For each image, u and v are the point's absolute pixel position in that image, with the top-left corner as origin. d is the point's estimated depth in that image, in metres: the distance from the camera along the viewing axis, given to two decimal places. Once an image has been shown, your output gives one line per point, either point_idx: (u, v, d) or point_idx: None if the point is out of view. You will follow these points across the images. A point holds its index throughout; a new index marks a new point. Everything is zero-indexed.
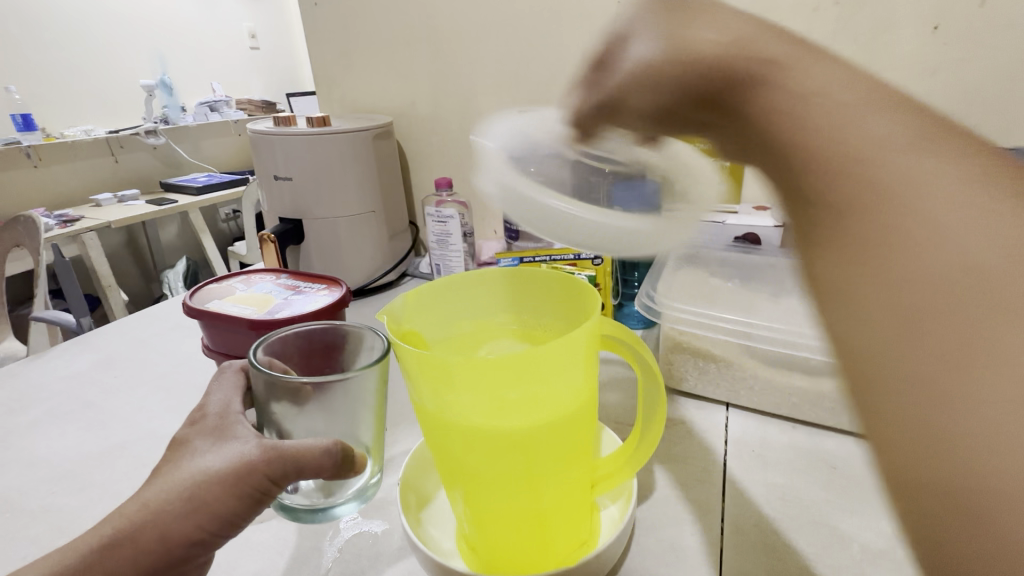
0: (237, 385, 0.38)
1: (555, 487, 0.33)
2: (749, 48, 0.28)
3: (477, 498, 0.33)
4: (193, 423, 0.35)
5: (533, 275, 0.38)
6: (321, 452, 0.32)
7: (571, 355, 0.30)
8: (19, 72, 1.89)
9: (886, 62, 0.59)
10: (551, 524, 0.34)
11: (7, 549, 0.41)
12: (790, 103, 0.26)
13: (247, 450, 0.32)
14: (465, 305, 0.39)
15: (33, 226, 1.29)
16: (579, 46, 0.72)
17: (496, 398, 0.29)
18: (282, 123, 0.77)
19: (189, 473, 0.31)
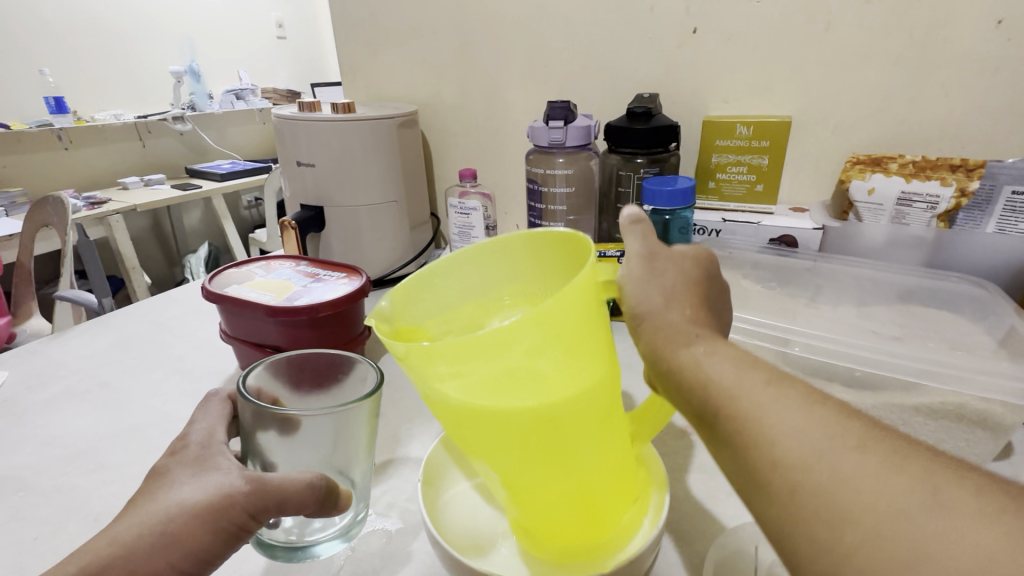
0: (222, 415, 0.37)
1: (593, 451, 0.32)
2: (661, 329, 0.29)
3: (514, 486, 0.32)
4: (172, 454, 0.34)
5: (524, 241, 0.38)
6: (304, 485, 0.31)
7: (573, 315, 0.28)
8: (53, 56, 1.92)
9: (941, 60, 0.55)
10: (596, 498, 0.33)
11: (17, 528, 0.40)
12: (696, 375, 0.26)
13: (227, 482, 0.30)
14: (462, 285, 0.39)
15: (61, 206, 1.31)
16: (611, 37, 0.69)
17: (505, 381, 0.28)
18: (307, 109, 0.76)
19: (164, 506, 0.30)
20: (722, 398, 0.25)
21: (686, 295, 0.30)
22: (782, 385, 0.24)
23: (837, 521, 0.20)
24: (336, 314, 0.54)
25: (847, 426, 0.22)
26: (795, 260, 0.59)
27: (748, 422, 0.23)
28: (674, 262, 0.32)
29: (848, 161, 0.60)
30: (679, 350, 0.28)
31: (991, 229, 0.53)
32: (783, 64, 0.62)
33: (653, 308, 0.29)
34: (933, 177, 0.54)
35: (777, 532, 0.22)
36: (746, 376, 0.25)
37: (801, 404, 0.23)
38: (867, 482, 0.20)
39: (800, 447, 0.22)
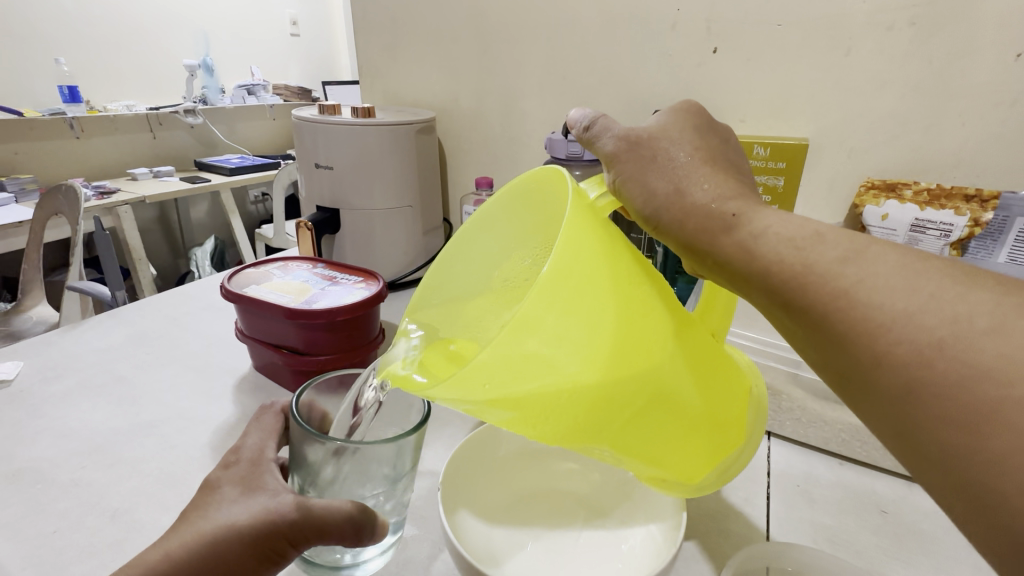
0: (273, 429, 0.39)
1: (680, 378, 0.34)
2: (698, 228, 0.32)
3: (628, 432, 0.33)
4: (225, 467, 0.36)
5: (496, 208, 0.41)
6: (343, 517, 0.31)
7: (580, 263, 0.29)
8: (68, 44, 1.93)
9: (960, 90, 0.56)
10: (696, 423, 0.35)
11: (36, 522, 0.41)
12: (772, 273, 0.29)
13: (271, 508, 0.31)
14: (465, 275, 0.43)
15: (73, 195, 1.31)
16: (631, 52, 0.70)
17: (557, 354, 0.29)
18: (328, 111, 0.76)
19: (213, 524, 0.31)
20: (804, 285, 0.28)
21: (693, 170, 0.33)
22: (866, 258, 0.27)
23: (983, 418, 0.22)
24: (353, 318, 0.54)
25: (973, 310, 0.24)
26: None
27: (855, 323, 0.26)
28: (665, 138, 0.35)
29: (863, 184, 0.61)
30: (719, 237, 0.31)
31: (1003, 258, 0.53)
32: (802, 86, 0.63)
33: (661, 196, 0.33)
34: (946, 206, 0.55)
35: (905, 427, 0.25)
36: (833, 259, 0.28)
37: (900, 283, 0.26)
38: (1011, 367, 0.22)
39: (925, 336, 0.24)
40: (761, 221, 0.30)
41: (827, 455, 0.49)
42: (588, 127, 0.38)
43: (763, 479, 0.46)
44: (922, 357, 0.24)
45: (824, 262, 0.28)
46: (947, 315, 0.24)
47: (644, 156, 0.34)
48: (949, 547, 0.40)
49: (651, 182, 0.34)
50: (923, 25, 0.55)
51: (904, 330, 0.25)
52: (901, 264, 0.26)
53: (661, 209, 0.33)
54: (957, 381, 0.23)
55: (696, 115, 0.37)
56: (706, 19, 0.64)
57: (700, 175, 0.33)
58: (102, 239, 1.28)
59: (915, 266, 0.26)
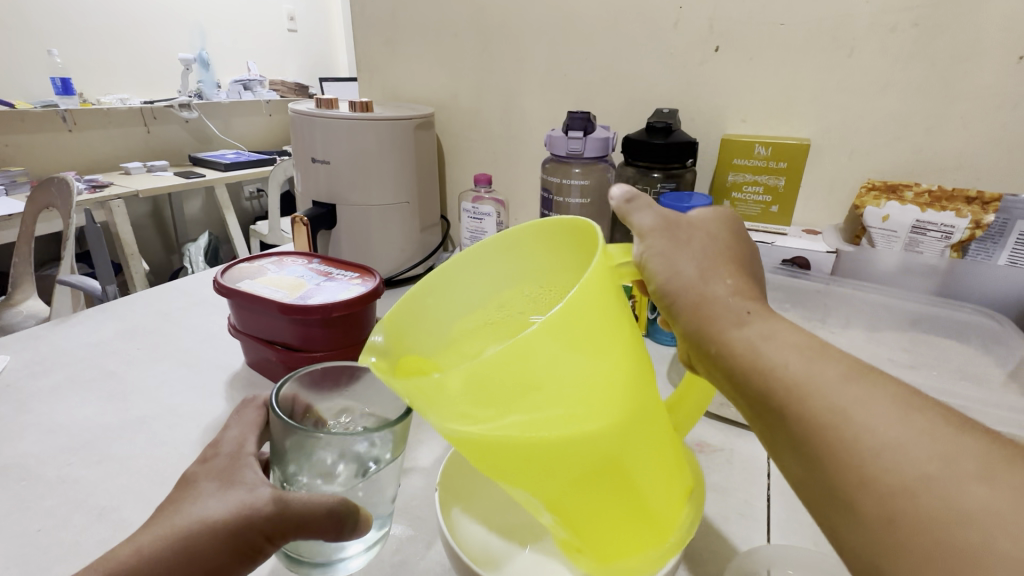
0: (255, 424, 0.38)
1: (634, 446, 0.33)
2: (713, 313, 0.31)
3: (562, 493, 0.32)
4: (205, 461, 0.35)
5: (517, 240, 0.41)
6: (321, 509, 0.30)
7: (588, 315, 0.30)
8: (61, 36, 1.90)
9: (960, 93, 0.56)
10: (632, 502, 0.33)
11: (20, 519, 0.40)
12: (769, 373, 0.28)
13: (246, 501, 0.31)
14: (460, 305, 0.41)
15: (65, 188, 1.30)
16: (633, 51, 0.70)
17: (536, 387, 0.29)
18: (325, 105, 0.75)
19: (188, 519, 0.31)
20: (794, 395, 0.26)
21: (718, 266, 0.34)
22: (865, 380, 0.26)
23: (963, 569, 0.20)
24: (349, 314, 0.53)
25: (963, 453, 0.22)
26: (806, 283, 0.59)
27: (839, 438, 0.24)
28: (700, 234, 0.36)
29: (863, 185, 0.60)
30: (730, 329, 0.30)
31: (1003, 261, 0.53)
32: (804, 87, 0.62)
33: (685, 279, 0.33)
34: (948, 208, 0.55)
35: (875, 560, 0.23)
36: (841, 373, 0.26)
37: (895, 412, 0.24)
38: (1001, 519, 0.20)
39: (912, 469, 0.22)
40: (773, 322, 0.30)
41: None
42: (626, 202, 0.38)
43: (763, 481, 0.46)
44: (906, 489, 0.22)
45: (826, 372, 0.26)
46: (937, 448, 0.23)
47: (679, 239, 0.35)
48: None
49: (680, 261, 0.34)
50: (926, 27, 0.55)
51: (888, 457, 0.23)
52: (898, 394, 0.25)
53: (684, 290, 0.33)
54: (941, 523, 0.21)
55: (733, 228, 0.38)
56: (709, 18, 0.64)
57: (727, 273, 0.34)
58: (94, 233, 1.26)
59: (911, 399, 0.25)
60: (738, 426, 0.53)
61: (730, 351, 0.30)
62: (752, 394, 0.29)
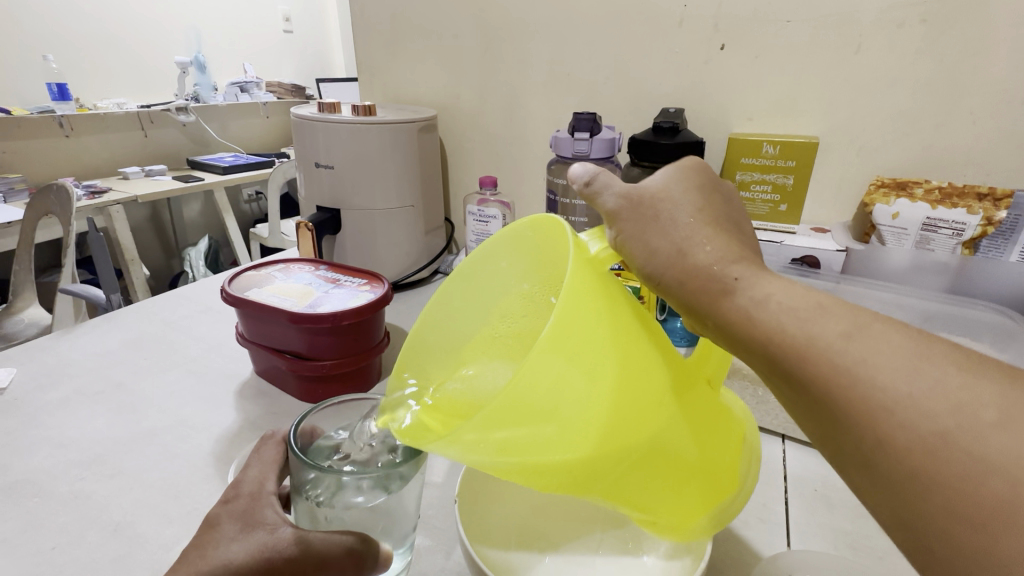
0: (275, 460, 0.37)
1: (674, 426, 0.33)
2: (702, 294, 0.31)
3: (620, 479, 0.32)
4: (225, 501, 0.34)
5: (494, 246, 0.39)
6: (342, 550, 0.30)
7: (581, 320, 0.28)
8: (56, 40, 1.89)
9: (969, 87, 0.56)
10: (687, 475, 0.34)
11: (35, 536, 0.39)
12: (771, 349, 0.28)
13: (268, 545, 0.30)
14: (460, 314, 0.41)
15: (64, 195, 1.29)
16: (638, 49, 0.69)
17: (558, 411, 0.28)
18: (327, 109, 0.75)
19: (210, 564, 0.30)
20: (802, 357, 0.26)
21: (695, 232, 0.32)
22: (867, 333, 0.25)
23: (989, 523, 0.21)
24: (358, 322, 0.53)
25: (979, 400, 0.22)
26: (816, 281, 0.59)
27: (853, 397, 0.24)
28: (667, 199, 0.34)
29: (873, 182, 0.60)
30: (720, 301, 0.30)
31: (1014, 257, 0.53)
32: (810, 85, 0.62)
33: (665, 257, 0.32)
34: (959, 204, 0.54)
35: (905, 515, 0.23)
36: (840, 330, 0.26)
37: (903, 365, 0.24)
38: (1019, 466, 0.21)
39: (927, 423, 0.23)
40: (765, 287, 0.29)
41: None
42: (588, 182, 0.34)
43: (779, 484, 0.45)
44: (927, 445, 0.22)
45: (825, 334, 0.26)
46: (949, 396, 0.23)
47: (646, 214, 0.33)
48: None
49: (654, 243, 0.32)
50: (934, 22, 0.55)
51: (903, 410, 0.23)
52: (902, 340, 0.25)
53: (666, 272, 0.32)
54: (962, 475, 0.22)
55: (700, 176, 0.36)
56: (714, 16, 0.63)
57: (702, 237, 0.32)
58: (94, 241, 1.25)
59: (919, 346, 0.25)
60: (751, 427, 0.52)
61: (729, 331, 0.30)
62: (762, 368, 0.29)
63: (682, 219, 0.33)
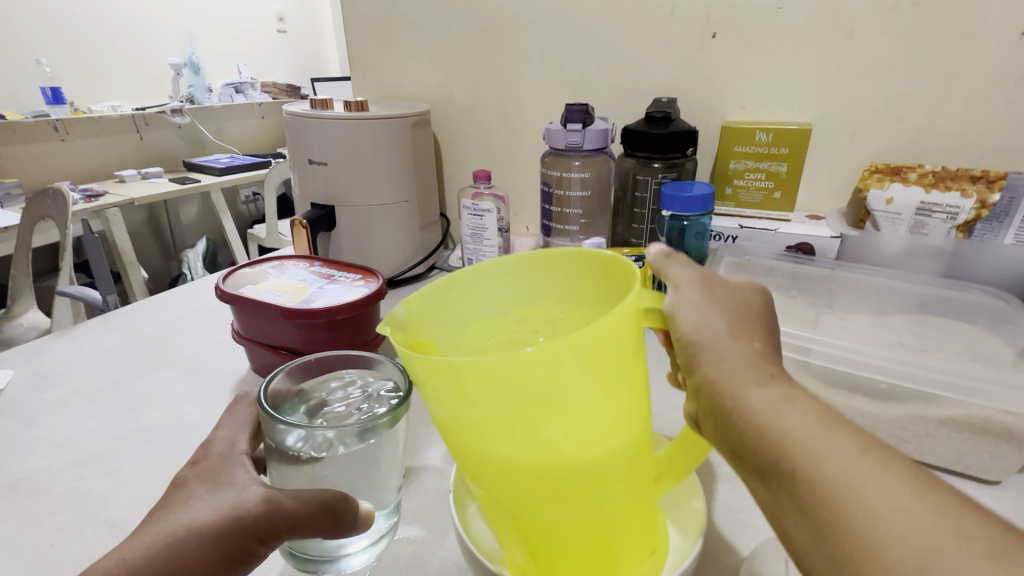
0: (247, 421, 0.38)
1: (623, 485, 0.30)
2: (726, 372, 0.27)
3: (541, 514, 0.29)
4: (195, 463, 0.35)
5: (552, 259, 0.37)
6: (313, 504, 0.30)
7: (611, 342, 0.27)
8: (49, 44, 1.89)
9: (963, 70, 0.55)
10: (605, 541, 0.31)
11: (32, 534, 0.40)
12: (767, 435, 0.25)
13: (234, 503, 0.31)
14: (478, 304, 0.37)
15: (60, 198, 1.29)
16: (630, 39, 0.69)
17: (551, 404, 0.26)
18: (320, 106, 0.75)
19: (177, 525, 0.31)
20: (789, 447, 0.24)
21: (746, 324, 0.30)
22: (874, 445, 0.23)
23: None
24: (353, 316, 0.53)
25: (978, 536, 0.19)
26: (811, 268, 0.59)
27: (836, 499, 0.22)
28: (735, 293, 0.32)
29: (867, 168, 0.60)
30: (745, 383, 0.27)
31: (1008, 241, 0.53)
32: (802, 72, 0.62)
33: (709, 334, 0.29)
34: (952, 188, 0.55)
35: None
36: (829, 426, 0.24)
37: (901, 485, 0.21)
38: None
39: (909, 541, 0.20)
40: (783, 382, 0.27)
41: None
42: (667, 254, 0.33)
43: None
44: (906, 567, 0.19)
45: (817, 429, 0.24)
46: (942, 525, 0.20)
47: (713, 294, 0.31)
48: None
49: (703, 315, 0.29)
50: (926, 6, 0.55)
51: (884, 524, 0.20)
52: (905, 462, 0.22)
53: (699, 351, 0.29)
54: None
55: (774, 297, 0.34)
56: (706, 4, 0.63)
57: (755, 339, 0.29)
58: (92, 243, 1.25)
59: (921, 472, 0.22)
60: None
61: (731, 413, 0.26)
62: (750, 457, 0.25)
63: (740, 315, 0.30)
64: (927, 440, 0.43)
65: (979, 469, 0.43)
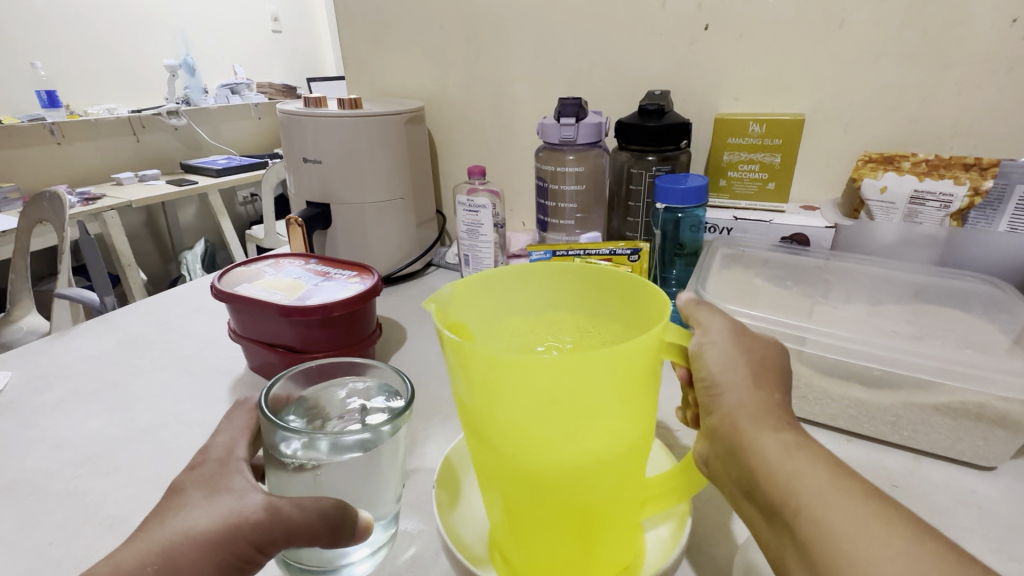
0: (246, 425, 0.38)
1: (618, 494, 0.30)
2: (742, 418, 0.28)
3: (529, 509, 0.30)
4: (192, 468, 0.34)
5: (582, 271, 0.33)
6: (315, 516, 0.30)
7: (640, 364, 0.27)
8: (44, 48, 1.88)
9: (955, 58, 0.55)
10: (587, 544, 0.30)
11: (31, 534, 0.40)
12: (779, 482, 0.26)
13: (234, 510, 0.31)
14: (513, 303, 0.35)
15: (57, 202, 1.29)
16: (622, 33, 0.69)
17: (573, 410, 0.26)
18: (313, 104, 0.75)
19: (172, 531, 0.30)
20: (798, 496, 0.25)
21: (767, 371, 0.31)
22: (878, 497, 0.24)
23: None
24: (349, 313, 0.53)
25: None
26: (806, 258, 0.59)
27: (837, 547, 0.23)
28: (758, 338, 0.33)
29: (861, 158, 0.60)
30: (762, 429, 0.28)
31: (1002, 228, 0.53)
32: (795, 62, 0.62)
33: (733, 379, 0.29)
34: (946, 175, 0.54)
35: None
36: (837, 478, 0.25)
37: (902, 536, 0.22)
38: None
39: None
40: (794, 429, 0.28)
41: (835, 432, 0.48)
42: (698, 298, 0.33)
43: None
44: None
45: (828, 482, 0.25)
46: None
47: (739, 338, 0.31)
48: (962, 518, 0.39)
49: (729, 359, 0.30)
50: None
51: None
52: (908, 515, 0.23)
53: (717, 398, 0.30)
54: None
55: None
56: None
57: (773, 388, 0.30)
58: (89, 246, 1.25)
59: (922, 527, 0.23)
60: None
61: (745, 458, 0.27)
62: (763, 502, 0.27)
63: (762, 362, 0.31)
64: (922, 427, 0.44)
65: (973, 454, 0.43)
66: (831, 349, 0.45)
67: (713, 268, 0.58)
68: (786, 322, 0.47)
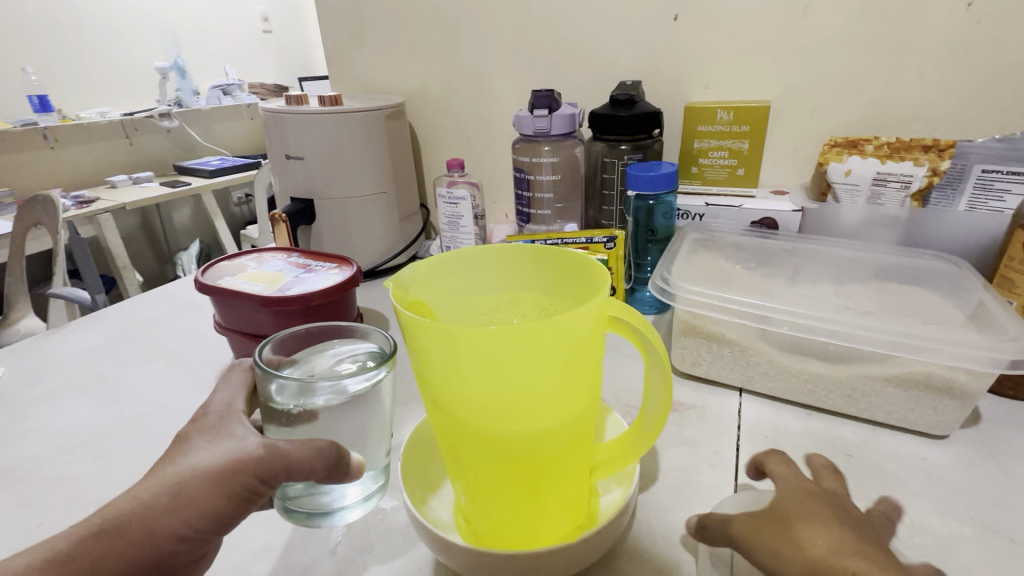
0: (242, 384, 0.39)
1: (566, 456, 0.32)
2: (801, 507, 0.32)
3: (484, 471, 0.31)
4: (195, 421, 0.36)
5: (542, 253, 0.35)
6: (313, 452, 0.31)
7: (582, 333, 0.28)
8: (34, 53, 1.89)
9: (915, 42, 0.57)
10: (538, 503, 0.32)
11: (23, 516, 0.42)
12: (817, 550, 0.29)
13: (239, 447, 0.32)
14: (473, 280, 0.37)
15: (50, 205, 1.30)
16: (595, 25, 0.70)
17: (519, 377, 0.28)
18: (294, 102, 0.76)
19: (182, 467, 0.32)
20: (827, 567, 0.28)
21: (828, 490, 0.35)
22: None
23: None
24: (329, 302, 0.55)
25: None
26: (775, 241, 0.61)
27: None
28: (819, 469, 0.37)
29: (827, 143, 0.62)
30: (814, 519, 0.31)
31: (963, 207, 0.55)
32: (761, 51, 0.63)
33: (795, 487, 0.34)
34: (906, 157, 0.55)
35: None
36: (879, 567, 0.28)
37: None
38: None
39: None
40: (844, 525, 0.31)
41: (796, 406, 0.49)
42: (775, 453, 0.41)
43: (734, 432, 0.47)
44: None
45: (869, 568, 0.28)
46: None
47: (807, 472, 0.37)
48: (910, 483, 0.41)
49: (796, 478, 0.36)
50: None
51: None
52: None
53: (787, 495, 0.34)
54: None
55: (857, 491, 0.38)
56: None
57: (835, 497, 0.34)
58: None
59: None
60: (709, 382, 0.54)
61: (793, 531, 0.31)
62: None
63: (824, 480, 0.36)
64: (876, 398, 0.46)
65: (924, 424, 0.45)
66: (792, 325, 0.46)
67: (683, 253, 0.59)
68: (752, 305, 0.48)
